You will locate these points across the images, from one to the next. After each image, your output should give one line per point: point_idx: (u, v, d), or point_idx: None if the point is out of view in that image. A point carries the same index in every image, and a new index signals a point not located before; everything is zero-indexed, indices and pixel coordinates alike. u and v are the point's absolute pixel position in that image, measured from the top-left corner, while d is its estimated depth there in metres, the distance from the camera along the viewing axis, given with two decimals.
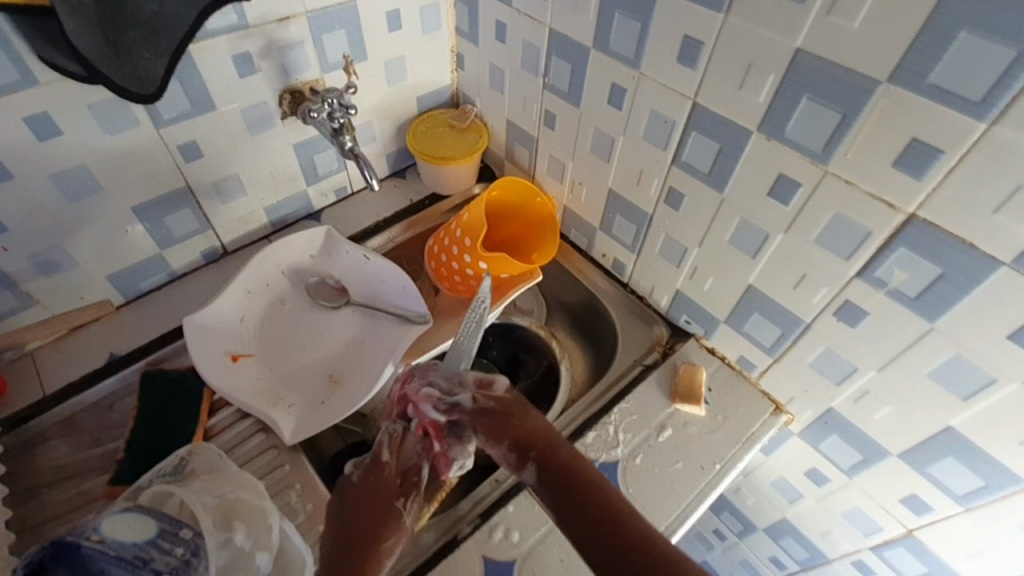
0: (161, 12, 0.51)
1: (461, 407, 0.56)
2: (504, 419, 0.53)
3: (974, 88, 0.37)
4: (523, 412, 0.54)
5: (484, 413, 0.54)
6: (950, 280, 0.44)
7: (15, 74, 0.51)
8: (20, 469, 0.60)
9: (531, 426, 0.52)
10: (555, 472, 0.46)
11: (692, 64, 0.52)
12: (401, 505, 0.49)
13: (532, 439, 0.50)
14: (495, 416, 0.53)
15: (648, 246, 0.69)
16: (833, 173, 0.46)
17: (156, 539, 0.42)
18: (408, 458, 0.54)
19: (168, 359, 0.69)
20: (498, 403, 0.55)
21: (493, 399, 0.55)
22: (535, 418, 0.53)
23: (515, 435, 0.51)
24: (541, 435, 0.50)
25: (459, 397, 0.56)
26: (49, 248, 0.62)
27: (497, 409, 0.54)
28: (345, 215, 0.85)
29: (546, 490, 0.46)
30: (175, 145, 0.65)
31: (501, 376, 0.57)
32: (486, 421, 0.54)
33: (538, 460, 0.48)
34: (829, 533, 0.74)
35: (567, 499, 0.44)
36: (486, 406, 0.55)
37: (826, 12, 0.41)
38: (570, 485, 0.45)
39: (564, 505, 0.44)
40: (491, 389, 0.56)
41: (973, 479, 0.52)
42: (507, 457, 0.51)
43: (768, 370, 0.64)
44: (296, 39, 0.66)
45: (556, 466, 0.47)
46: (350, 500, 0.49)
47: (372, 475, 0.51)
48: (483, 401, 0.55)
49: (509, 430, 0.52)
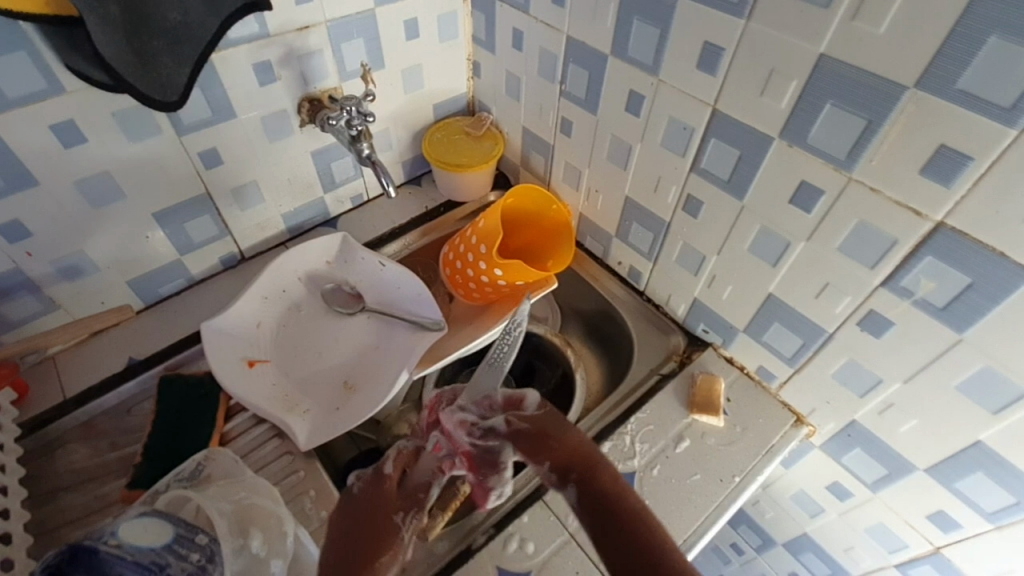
0: (185, 21, 0.51)
1: (494, 431, 0.53)
2: (541, 439, 0.49)
3: (1005, 93, 0.36)
4: (561, 430, 0.49)
5: (520, 434, 0.51)
6: (980, 289, 0.43)
7: (43, 81, 0.52)
8: (41, 471, 0.61)
9: (573, 443, 0.47)
10: (598, 498, 0.41)
11: (711, 72, 0.52)
12: (400, 520, 0.49)
13: (571, 459, 0.45)
14: (532, 436, 0.50)
15: (665, 254, 0.69)
16: (858, 180, 0.46)
17: (173, 545, 0.42)
18: (422, 475, 0.55)
19: (186, 364, 0.69)
20: (534, 423, 0.51)
21: (526, 419, 0.52)
22: (579, 437, 0.48)
23: (554, 453, 0.47)
24: (585, 455, 0.45)
25: (493, 421, 0.54)
26: (72, 253, 0.63)
27: (533, 429, 0.50)
28: (362, 222, 0.86)
29: (586, 515, 0.41)
30: (197, 153, 0.66)
31: (532, 394, 0.54)
32: (521, 441, 0.50)
33: (580, 480, 0.43)
34: (851, 549, 0.72)
35: (604, 522, 0.40)
36: (520, 427, 0.51)
37: (851, 17, 0.40)
38: (613, 513, 0.40)
39: (605, 537, 0.39)
40: (523, 410, 0.53)
41: (1003, 496, 0.50)
42: (546, 476, 0.46)
43: (789, 380, 0.63)
44: (315, 47, 0.67)
45: (598, 491, 0.42)
46: (355, 512, 0.49)
47: (375, 487, 0.51)
48: (517, 423, 0.52)
49: (546, 449, 0.47)
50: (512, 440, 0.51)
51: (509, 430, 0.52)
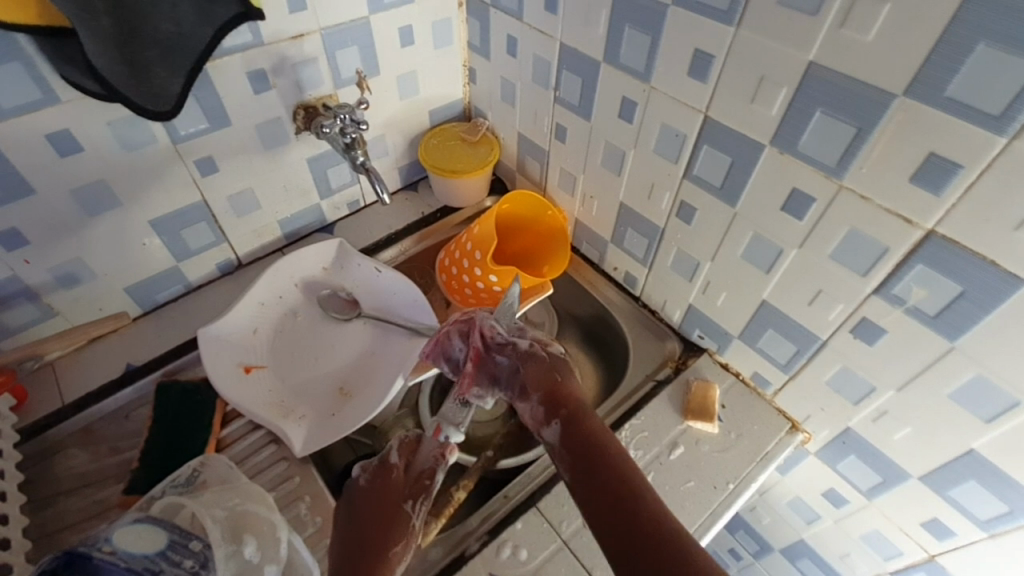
0: (179, 32, 0.52)
1: (513, 347, 0.58)
2: (546, 373, 0.55)
3: (993, 102, 0.36)
4: (566, 374, 0.55)
5: (533, 362, 0.56)
6: (971, 298, 0.42)
7: (39, 91, 0.52)
8: (40, 477, 0.61)
9: (570, 389, 0.53)
10: (581, 433, 0.48)
11: (702, 78, 0.51)
12: (410, 508, 0.50)
13: (562, 399, 0.52)
14: (542, 367, 0.55)
15: (660, 260, 0.69)
16: (848, 188, 0.45)
17: (166, 551, 0.42)
18: (425, 461, 0.54)
19: (183, 369, 0.70)
20: (550, 356, 0.57)
21: (545, 352, 0.57)
22: (576, 385, 0.54)
23: (552, 391, 0.53)
24: (577, 400, 0.52)
25: (516, 339, 0.58)
26: (70, 260, 0.64)
27: (546, 361, 0.56)
28: (359, 227, 0.86)
29: (568, 447, 0.48)
30: (192, 160, 0.66)
31: (559, 344, 0.59)
32: (532, 368, 0.56)
33: (566, 419, 0.50)
34: (848, 556, 0.72)
35: (582, 460, 0.46)
36: (537, 356, 0.56)
37: (838, 25, 0.40)
38: (590, 450, 0.46)
39: (581, 469, 0.46)
40: (549, 348, 0.58)
41: (997, 504, 0.50)
42: (535, 412, 0.53)
43: (783, 388, 0.63)
44: (310, 55, 0.67)
45: (583, 430, 0.48)
46: (364, 502, 0.50)
47: (380, 478, 0.52)
48: (537, 350, 0.57)
49: (548, 384, 0.54)
50: (526, 361, 0.56)
51: (528, 352, 0.57)
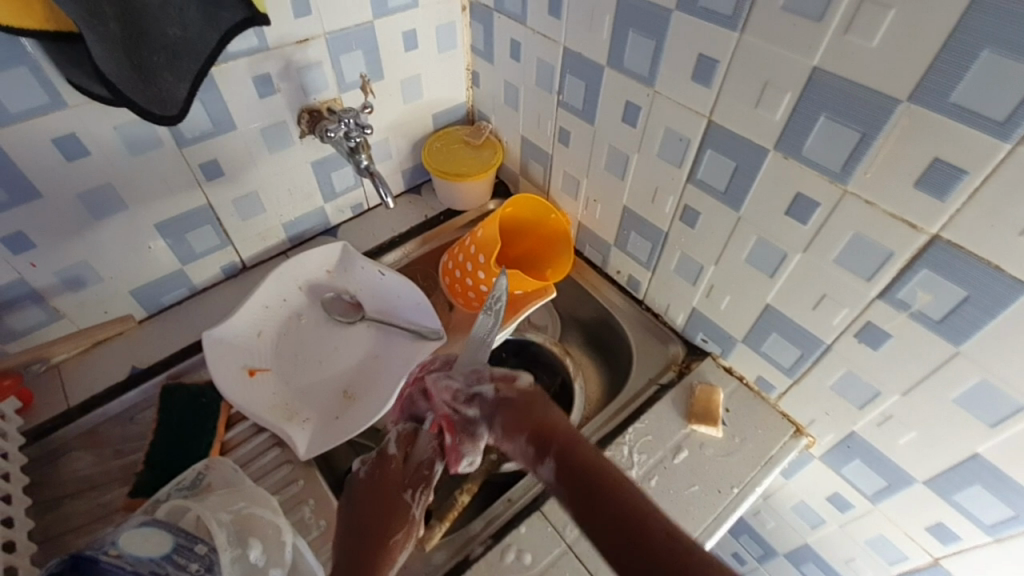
0: (185, 36, 0.52)
1: (480, 397, 0.57)
2: (522, 414, 0.54)
3: (997, 108, 0.36)
4: (543, 407, 0.55)
5: (506, 404, 0.56)
6: (976, 302, 0.42)
7: (46, 96, 0.53)
8: (45, 479, 0.61)
9: (552, 421, 0.53)
10: (577, 463, 0.47)
11: (706, 83, 0.52)
12: (410, 498, 0.50)
13: (548, 434, 0.51)
14: (516, 408, 0.55)
15: (663, 263, 0.69)
16: (853, 193, 0.46)
17: (172, 555, 0.42)
18: (423, 453, 0.54)
19: (188, 372, 0.70)
20: (521, 395, 0.56)
21: (516, 391, 0.56)
22: (557, 416, 0.54)
23: (535, 428, 0.52)
24: (563, 431, 0.51)
25: (479, 389, 0.58)
26: (75, 263, 0.64)
27: (519, 400, 0.56)
28: (363, 230, 0.86)
29: (566, 482, 0.47)
30: (198, 163, 0.66)
31: (526, 374, 0.58)
32: (506, 412, 0.55)
33: (557, 454, 0.49)
34: (853, 560, 0.72)
35: (585, 493, 0.45)
36: (508, 397, 0.56)
37: (842, 31, 0.40)
38: (588, 479, 0.45)
39: (584, 499, 0.44)
40: (515, 383, 0.57)
41: (1002, 509, 0.50)
42: (525, 452, 0.52)
43: (788, 391, 0.63)
44: (315, 60, 0.67)
45: (576, 461, 0.47)
46: (364, 494, 0.50)
47: (378, 470, 0.52)
48: (505, 392, 0.57)
49: (528, 423, 0.53)
50: (499, 406, 0.56)
51: (496, 398, 0.57)
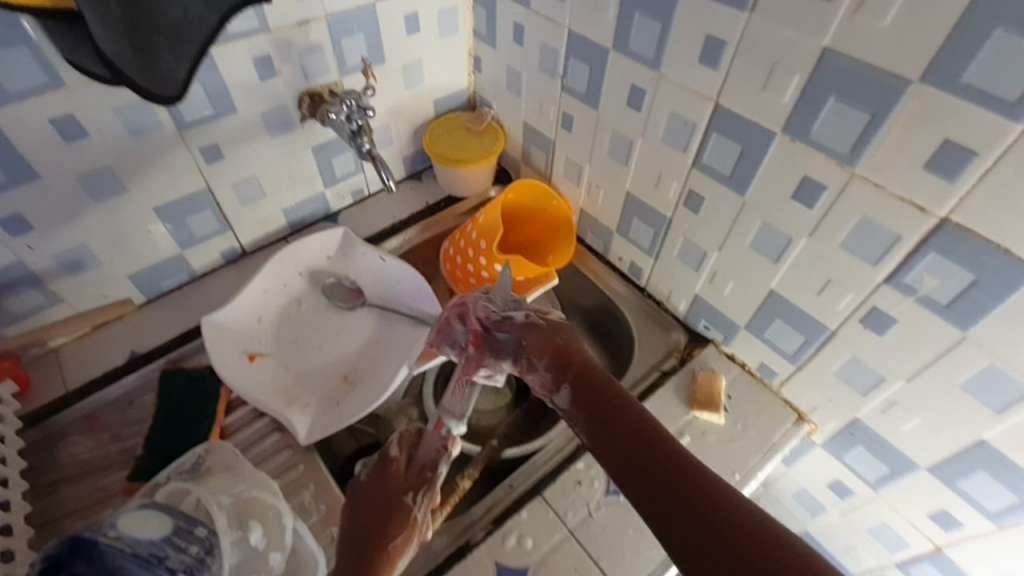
0: (185, 17, 0.51)
1: (510, 321, 0.51)
2: (546, 339, 0.49)
3: (1009, 88, 0.35)
4: (570, 336, 0.49)
5: (533, 329, 0.50)
6: (983, 286, 0.42)
7: (43, 75, 0.52)
8: (43, 463, 0.61)
9: (575, 349, 0.48)
10: (592, 393, 0.44)
11: (713, 65, 0.51)
12: (411, 501, 0.49)
13: (568, 360, 0.47)
14: (541, 334, 0.49)
15: (666, 250, 0.68)
16: (861, 176, 0.45)
17: (171, 537, 0.42)
18: (426, 454, 0.53)
19: (188, 357, 0.70)
20: (547, 322, 0.50)
21: (544, 318, 0.51)
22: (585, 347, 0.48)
23: (556, 354, 0.48)
24: (587, 360, 0.46)
25: (511, 312, 0.52)
26: (74, 247, 0.63)
27: (545, 326, 0.50)
28: (363, 216, 0.86)
29: (581, 412, 0.44)
30: (197, 146, 0.66)
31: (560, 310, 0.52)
32: (531, 338, 0.50)
33: (574, 380, 0.45)
34: (854, 546, 0.72)
35: (599, 423, 0.42)
36: (536, 322, 0.50)
37: (853, 11, 0.40)
38: (605, 410, 0.43)
39: (599, 430, 0.42)
40: (548, 314, 0.51)
41: (1006, 496, 0.50)
42: (544, 379, 0.48)
43: (791, 378, 0.62)
44: (316, 42, 0.66)
45: (595, 391, 0.44)
46: (366, 499, 0.50)
47: (380, 474, 0.51)
48: (535, 317, 0.51)
49: (550, 348, 0.48)
50: (524, 331, 0.50)
51: (525, 323, 0.51)
